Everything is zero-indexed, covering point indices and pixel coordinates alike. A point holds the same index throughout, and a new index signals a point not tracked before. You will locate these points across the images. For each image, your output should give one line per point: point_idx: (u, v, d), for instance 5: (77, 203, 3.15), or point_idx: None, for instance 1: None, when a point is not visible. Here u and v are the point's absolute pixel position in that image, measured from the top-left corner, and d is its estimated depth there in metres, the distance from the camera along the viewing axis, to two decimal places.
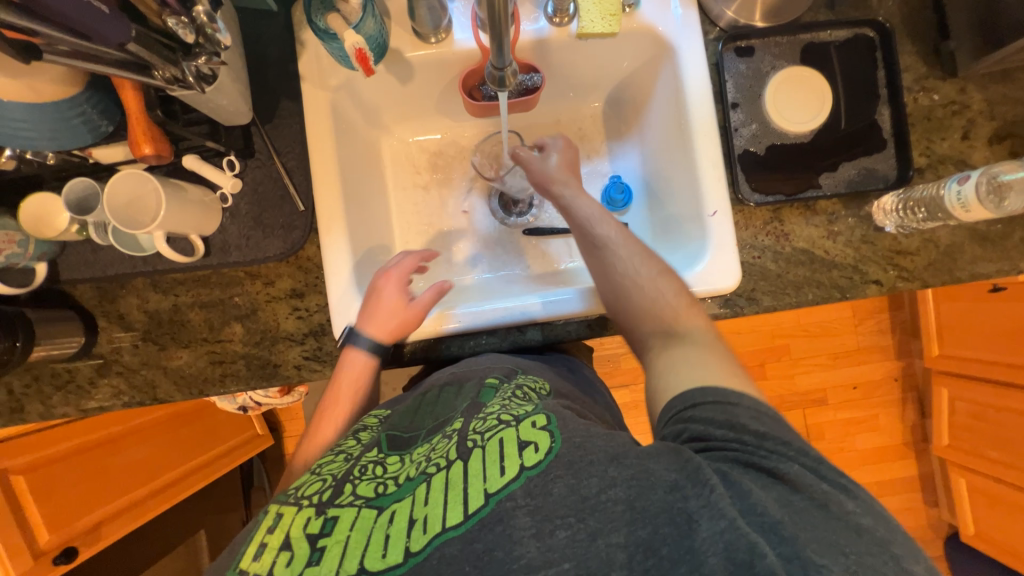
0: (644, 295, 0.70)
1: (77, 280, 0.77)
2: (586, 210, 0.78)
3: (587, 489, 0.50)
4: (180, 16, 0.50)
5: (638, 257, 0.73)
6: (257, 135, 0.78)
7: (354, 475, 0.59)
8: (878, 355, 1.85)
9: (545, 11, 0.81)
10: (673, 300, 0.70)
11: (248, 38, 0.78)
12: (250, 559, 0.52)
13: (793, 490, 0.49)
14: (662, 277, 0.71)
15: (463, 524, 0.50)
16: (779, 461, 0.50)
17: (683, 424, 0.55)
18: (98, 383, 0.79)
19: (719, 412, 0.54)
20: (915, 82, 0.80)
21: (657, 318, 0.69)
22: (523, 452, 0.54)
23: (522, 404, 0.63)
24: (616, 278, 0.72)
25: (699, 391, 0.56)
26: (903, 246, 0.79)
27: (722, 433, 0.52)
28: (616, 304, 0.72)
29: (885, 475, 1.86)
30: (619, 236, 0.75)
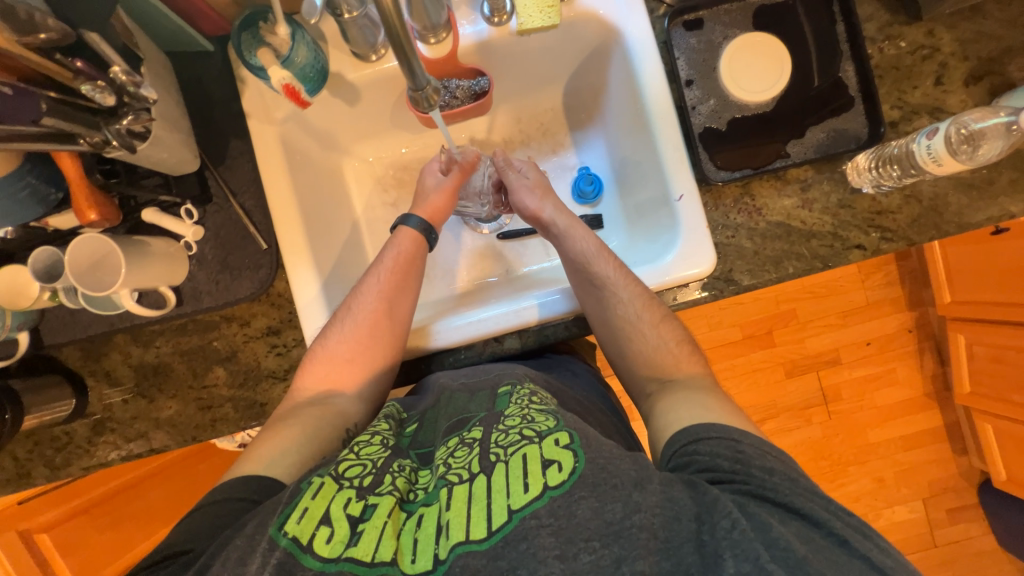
0: (642, 340, 0.73)
1: (60, 344, 0.78)
2: (585, 247, 0.79)
3: (611, 515, 0.49)
4: (96, 81, 0.50)
5: (639, 298, 0.74)
6: (211, 179, 0.77)
7: (394, 468, 0.60)
8: (889, 308, 1.79)
9: (482, 11, 0.78)
10: (672, 348, 0.73)
11: (190, 81, 0.78)
12: (292, 523, 0.52)
13: (812, 526, 0.50)
14: (661, 324, 0.73)
15: (486, 539, 0.49)
16: (791, 495, 0.51)
17: (689, 457, 0.57)
18: (96, 441, 0.80)
19: (725, 446, 0.56)
20: (879, 31, 0.76)
21: (655, 365, 0.72)
22: (547, 471, 0.53)
23: (543, 415, 0.61)
24: (616, 321, 0.74)
25: (703, 428, 0.58)
26: (883, 206, 0.75)
27: (731, 466, 0.54)
28: (614, 344, 0.75)
29: (909, 428, 1.82)
30: (620, 276, 0.75)
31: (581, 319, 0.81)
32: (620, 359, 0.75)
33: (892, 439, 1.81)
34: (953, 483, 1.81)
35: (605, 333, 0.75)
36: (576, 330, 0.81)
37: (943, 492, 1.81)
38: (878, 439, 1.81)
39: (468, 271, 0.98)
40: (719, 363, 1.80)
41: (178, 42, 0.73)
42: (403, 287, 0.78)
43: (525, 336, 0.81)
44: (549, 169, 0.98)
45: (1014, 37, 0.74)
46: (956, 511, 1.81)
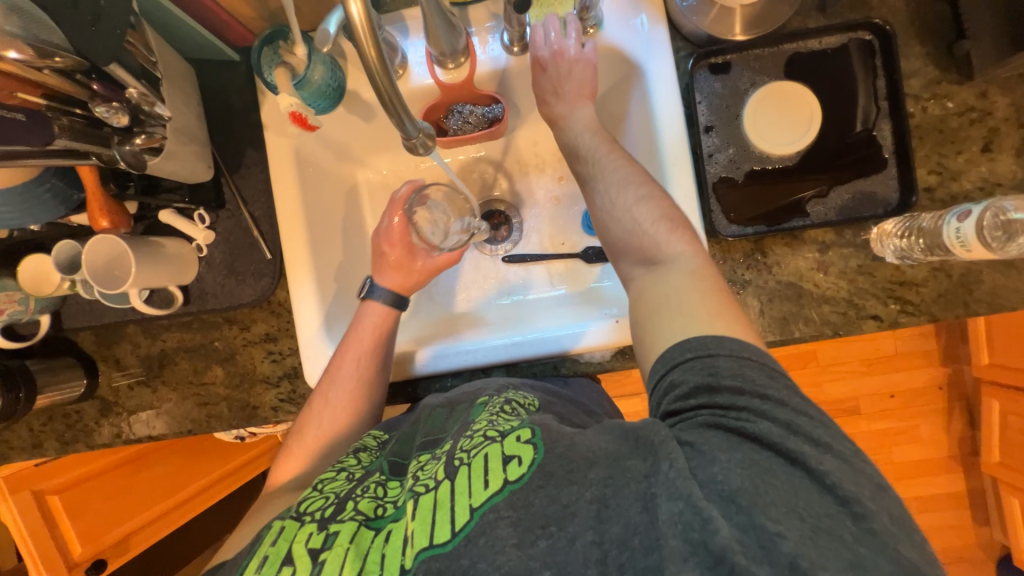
0: (627, 222, 0.67)
1: (77, 329, 0.83)
2: (579, 134, 0.74)
3: (566, 497, 0.48)
4: (111, 103, 0.53)
5: (629, 183, 0.68)
6: (226, 186, 0.80)
7: (357, 493, 0.59)
8: (920, 363, 1.68)
9: (502, 40, 0.78)
10: (657, 227, 0.64)
11: (213, 88, 0.80)
12: (253, 571, 0.54)
13: (763, 448, 0.45)
14: (649, 203, 0.66)
15: (449, 541, 0.49)
16: (757, 422, 0.46)
17: (664, 388, 0.52)
18: (102, 423, 0.85)
19: (697, 368, 0.50)
20: (925, 88, 0.70)
21: (638, 247, 0.65)
22: (507, 466, 0.51)
23: (512, 417, 0.59)
24: (595, 212, 0.71)
25: (678, 348, 0.52)
26: (906, 277, 0.70)
27: (693, 392, 0.49)
28: (603, 238, 0.70)
29: (927, 489, 1.71)
30: (612, 158, 0.71)
31: (570, 360, 0.81)
32: (609, 250, 0.69)
33: (907, 500, 1.71)
34: (969, 553, 1.70)
35: (596, 223, 0.71)
36: (564, 371, 0.81)
37: (957, 560, 1.71)
38: None
39: (474, 289, 0.95)
40: None
41: (205, 51, 0.76)
42: (381, 360, 0.77)
43: (512, 371, 0.82)
44: (560, 197, 0.95)
45: None
46: None
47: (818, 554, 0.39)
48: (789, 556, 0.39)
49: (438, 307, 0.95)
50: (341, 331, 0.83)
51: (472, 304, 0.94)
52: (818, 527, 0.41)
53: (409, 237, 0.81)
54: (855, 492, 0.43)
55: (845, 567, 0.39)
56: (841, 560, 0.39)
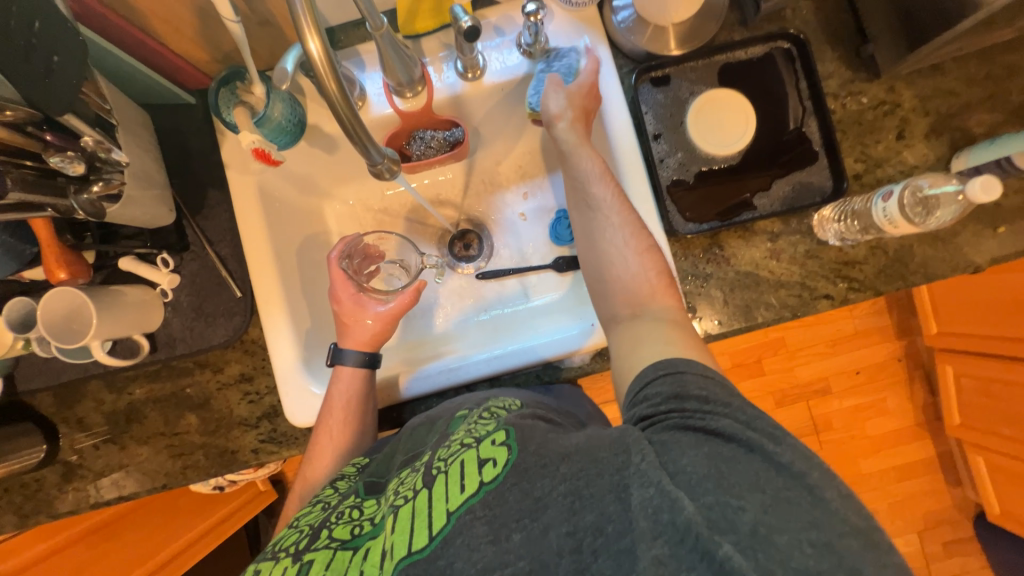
0: (624, 267, 0.66)
1: (34, 390, 0.79)
2: (586, 166, 0.70)
3: (540, 491, 0.49)
4: (65, 152, 0.52)
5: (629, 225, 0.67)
6: (188, 228, 0.79)
7: (332, 521, 0.60)
8: (878, 338, 1.78)
9: (456, 67, 0.81)
10: (652, 279, 0.65)
11: (169, 132, 0.80)
12: None
13: (725, 441, 0.47)
14: (645, 252, 0.66)
15: (427, 546, 0.49)
16: (722, 421, 0.48)
17: (636, 406, 0.54)
18: (65, 489, 0.80)
19: (668, 383, 0.52)
20: (841, 87, 0.78)
21: (633, 293, 0.65)
22: (482, 468, 0.52)
23: (488, 421, 0.59)
24: (599, 244, 0.68)
25: (651, 369, 0.55)
26: (849, 257, 0.76)
27: (666, 406, 0.51)
28: (593, 270, 0.69)
29: (901, 459, 1.79)
30: (616, 201, 0.69)
31: (553, 369, 0.82)
32: (597, 283, 0.69)
33: (885, 471, 1.79)
34: (948, 515, 1.78)
35: (589, 256, 0.70)
36: (547, 379, 0.83)
37: (937, 523, 1.78)
38: (869, 470, 1.79)
39: (452, 306, 0.96)
40: None
41: (159, 96, 0.76)
42: (360, 410, 0.76)
43: (496, 383, 0.83)
44: (528, 212, 0.98)
45: (973, 93, 0.76)
46: (951, 543, 1.78)
47: (776, 520, 0.42)
48: (749, 525, 0.42)
49: (416, 328, 0.95)
50: (318, 363, 0.82)
51: (450, 324, 0.95)
52: (777, 497, 0.44)
53: (356, 290, 0.80)
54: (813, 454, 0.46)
55: (804, 528, 0.42)
56: (807, 526, 0.42)
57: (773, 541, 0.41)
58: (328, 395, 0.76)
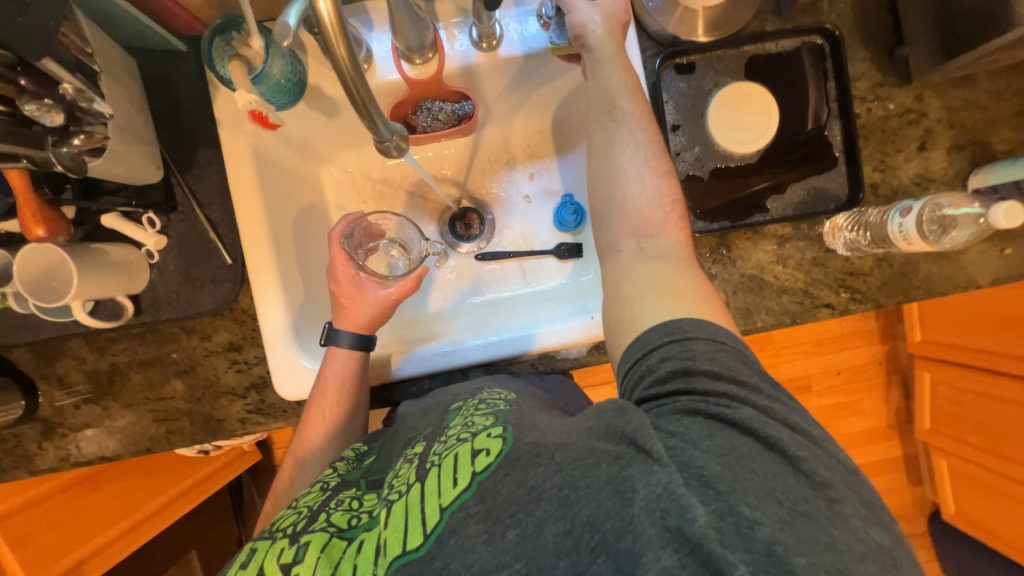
0: (640, 187, 0.63)
1: (10, 346, 0.76)
2: (616, 78, 0.66)
3: (533, 480, 0.49)
4: (41, 100, 0.47)
5: (650, 144, 0.64)
6: (177, 187, 0.75)
7: (331, 505, 0.60)
8: (863, 342, 1.82)
9: (470, 34, 0.76)
10: (665, 208, 0.63)
11: (157, 81, 0.74)
12: None
13: (739, 433, 0.47)
14: (664, 176, 0.64)
15: (422, 544, 0.50)
16: (735, 408, 0.48)
17: (642, 374, 0.53)
18: (45, 446, 0.79)
19: (676, 351, 0.52)
20: (869, 90, 0.75)
21: (643, 220, 0.63)
22: (475, 458, 0.53)
23: (485, 415, 0.60)
24: (618, 159, 0.64)
25: (654, 333, 0.54)
26: (855, 267, 0.75)
27: (673, 374, 0.51)
28: (604, 190, 0.65)
29: (869, 457, 1.87)
30: (641, 118, 0.65)
31: (548, 357, 0.82)
32: (606, 206, 0.65)
33: None
34: (905, 512, 1.88)
35: (601, 172, 0.66)
36: (542, 368, 0.82)
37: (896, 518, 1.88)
38: None
39: (450, 285, 0.94)
40: None
41: (146, 41, 0.70)
42: (354, 390, 0.75)
43: (490, 369, 0.82)
44: (532, 194, 0.95)
45: (1001, 109, 0.74)
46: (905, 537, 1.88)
47: (792, 537, 0.42)
48: (765, 543, 0.42)
49: (412, 306, 0.93)
50: (309, 338, 0.80)
51: (446, 303, 0.94)
52: (794, 511, 0.44)
53: (356, 272, 0.78)
54: (824, 466, 0.46)
55: (821, 553, 0.42)
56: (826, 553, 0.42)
57: (791, 563, 0.41)
58: (320, 372, 0.75)
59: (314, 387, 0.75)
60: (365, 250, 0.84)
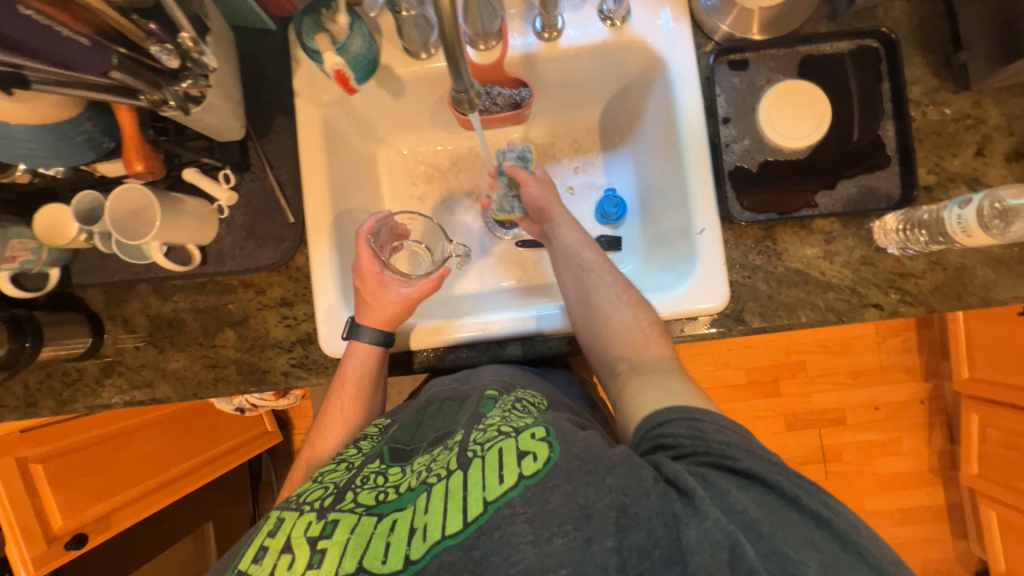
0: (620, 318, 0.74)
1: (86, 285, 0.82)
2: (573, 237, 0.81)
3: (584, 498, 0.50)
4: (164, 44, 0.53)
5: (620, 284, 0.76)
6: (252, 149, 0.81)
7: (356, 484, 0.62)
8: (904, 376, 1.73)
9: (534, 25, 0.80)
10: (646, 328, 0.73)
11: (247, 55, 0.82)
12: (252, 560, 0.56)
13: (768, 489, 0.51)
14: (638, 305, 0.75)
15: (461, 532, 0.50)
16: (752, 462, 0.52)
17: (656, 440, 0.58)
18: (104, 382, 0.83)
19: (685, 425, 0.57)
20: (925, 95, 0.75)
21: (628, 344, 0.72)
22: (522, 461, 0.53)
23: (523, 415, 0.62)
24: (595, 301, 0.75)
25: (666, 411, 0.60)
26: (906, 269, 0.74)
27: (691, 442, 0.55)
28: (589, 328, 0.75)
29: (906, 502, 1.75)
30: (605, 263, 0.79)
31: None
32: (595, 340, 0.74)
33: (888, 511, 1.75)
34: (948, 565, 1.75)
35: (585, 316, 0.76)
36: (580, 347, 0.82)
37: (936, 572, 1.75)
38: (873, 508, 1.74)
39: (491, 268, 0.97)
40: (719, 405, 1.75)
41: (243, 18, 0.78)
42: (372, 384, 0.78)
43: (527, 344, 0.82)
44: (575, 186, 0.98)
45: None
46: None
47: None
48: None
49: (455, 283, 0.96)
50: None
51: (481, 287, 0.96)
52: (834, 554, 0.46)
53: (380, 269, 0.79)
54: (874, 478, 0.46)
55: None
56: None
57: None
58: (343, 360, 0.78)
59: (336, 377, 0.78)
60: (389, 250, 0.86)
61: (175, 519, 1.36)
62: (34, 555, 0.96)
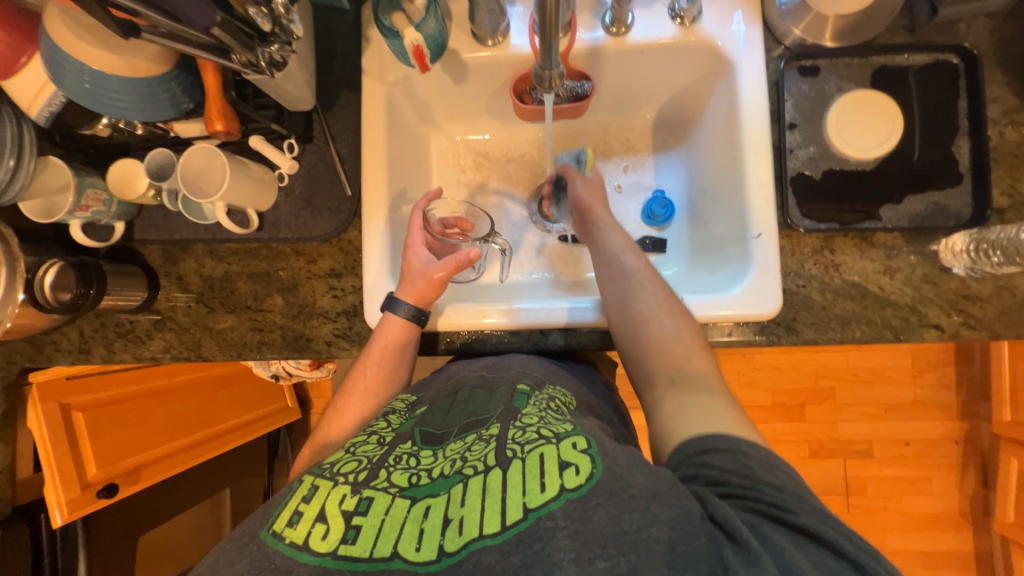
0: (659, 328, 0.71)
1: (147, 241, 0.84)
2: (616, 241, 0.80)
3: (629, 523, 0.48)
4: (260, 7, 0.56)
5: (661, 293, 0.74)
6: (317, 122, 0.83)
7: (390, 462, 0.59)
8: (940, 413, 1.66)
9: (603, 20, 0.81)
10: (688, 341, 0.70)
11: (320, 30, 0.84)
12: (284, 526, 0.53)
13: (827, 550, 0.47)
14: (679, 316, 0.72)
15: (499, 534, 0.49)
16: (809, 518, 0.49)
17: (697, 468, 0.55)
18: (153, 336, 0.86)
19: (732, 459, 0.54)
20: (1003, 115, 0.73)
21: (669, 354, 0.69)
22: (564, 472, 0.52)
23: (561, 419, 0.61)
24: (634, 306, 0.73)
25: (711, 437, 0.57)
26: (971, 291, 0.72)
27: (738, 481, 0.52)
28: (627, 336, 0.73)
29: (932, 545, 1.67)
30: (645, 270, 0.77)
31: None
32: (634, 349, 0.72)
33: (912, 553, 1.67)
34: None
35: (624, 323, 0.73)
36: None
37: None
38: (895, 547, 1.67)
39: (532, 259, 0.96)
40: None
41: None
42: (395, 360, 0.77)
43: (570, 336, 0.82)
44: (624, 185, 0.97)
45: None
46: None
47: None
48: None
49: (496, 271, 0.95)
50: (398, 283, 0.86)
51: (520, 277, 0.95)
52: None
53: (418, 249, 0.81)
54: None
55: None
56: None
57: None
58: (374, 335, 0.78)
59: (364, 350, 0.79)
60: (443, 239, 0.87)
61: (192, 485, 1.38)
62: (69, 500, 0.97)
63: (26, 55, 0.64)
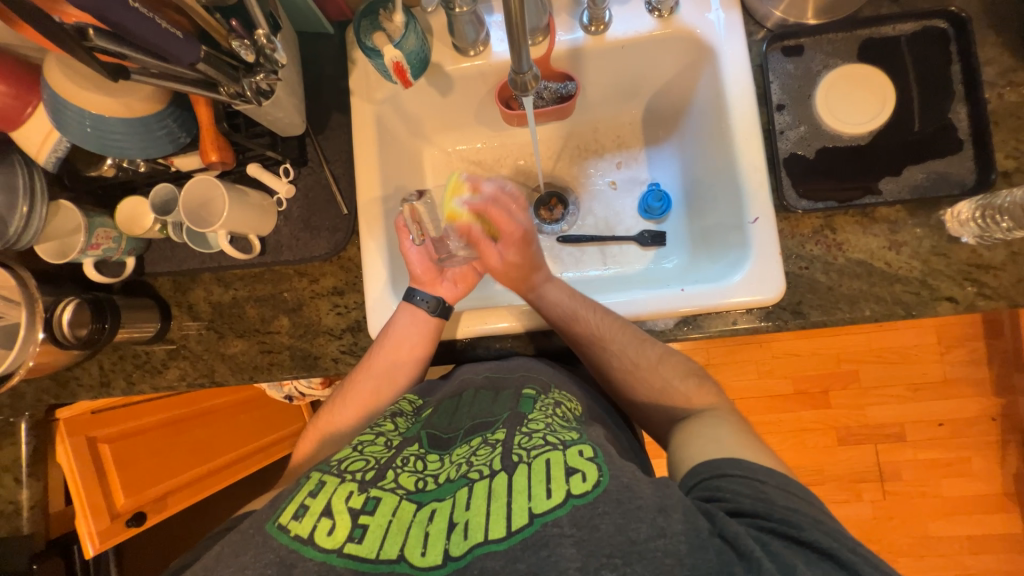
0: (649, 382, 0.73)
1: (157, 273, 0.87)
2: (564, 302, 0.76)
3: (636, 533, 0.47)
4: (243, 39, 0.58)
5: (634, 349, 0.72)
6: (311, 145, 0.85)
7: (396, 464, 0.60)
8: (973, 390, 1.59)
9: (581, 20, 0.82)
10: (683, 387, 0.72)
11: (307, 57, 0.87)
12: (290, 518, 0.53)
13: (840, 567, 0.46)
14: (664, 363, 0.73)
15: (505, 539, 0.48)
16: (821, 536, 0.48)
17: (711, 491, 0.54)
18: (169, 365, 0.88)
19: (749, 485, 0.53)
20: (1000, 76, 0.71)
21: (667, 406, 0.72)
22: (571, 478, 0.51)
23: (567, 427, 0.61)
24: (616, 371, 0.74)
25: (728, 462, 0.56)
26: (984, 260, 0.69)
27: (751, 503, 0.51)
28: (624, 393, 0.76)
29: (978, 528, 1.60)
30: (612, 326, 0.73)
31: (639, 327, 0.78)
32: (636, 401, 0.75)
33: (956, 538, 1.60)
34: None
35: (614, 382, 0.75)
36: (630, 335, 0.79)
37: None
38: (937, 533, 1.60)
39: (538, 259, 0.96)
40: (763, 416, 1.67)
41: (306, 23, 0.83)
42: (394, 370, 0.78)
43: None
44: (618, 181, 0.97)
45: None
46: None
47: None
48: None
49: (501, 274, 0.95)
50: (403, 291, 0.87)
51: None
52: None
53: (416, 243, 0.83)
54: None
55: None
56: None
57: None
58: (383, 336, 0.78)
59: (370, 353, 0.79)
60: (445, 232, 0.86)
61: (217, 510, 1.41)
62: (100, 530, 1.02)
63: (32, 106, 0.67)
